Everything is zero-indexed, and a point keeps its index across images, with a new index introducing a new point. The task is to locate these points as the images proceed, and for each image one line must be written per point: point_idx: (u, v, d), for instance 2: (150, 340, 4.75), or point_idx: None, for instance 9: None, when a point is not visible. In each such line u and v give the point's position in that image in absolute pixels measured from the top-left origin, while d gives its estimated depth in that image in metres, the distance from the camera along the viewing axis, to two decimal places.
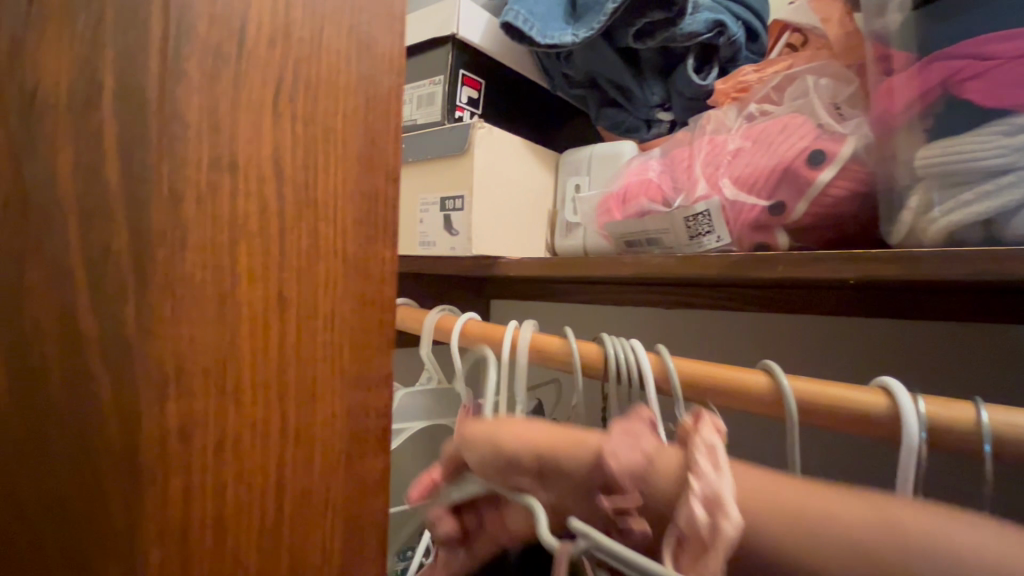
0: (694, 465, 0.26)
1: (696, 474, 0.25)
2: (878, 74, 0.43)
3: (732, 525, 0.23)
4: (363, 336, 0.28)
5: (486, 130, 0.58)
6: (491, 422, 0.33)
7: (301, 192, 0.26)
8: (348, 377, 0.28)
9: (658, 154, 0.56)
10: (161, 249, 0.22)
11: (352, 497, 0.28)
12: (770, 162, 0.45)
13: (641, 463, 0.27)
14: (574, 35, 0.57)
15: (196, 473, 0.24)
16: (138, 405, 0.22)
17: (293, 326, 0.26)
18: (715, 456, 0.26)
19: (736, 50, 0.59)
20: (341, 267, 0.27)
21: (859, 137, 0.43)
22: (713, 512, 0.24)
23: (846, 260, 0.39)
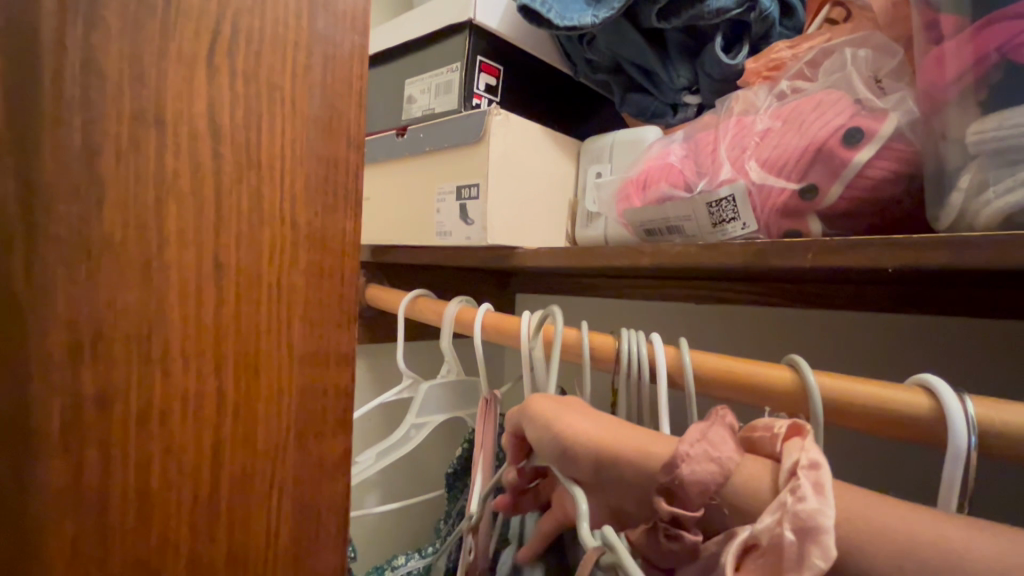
0: (795, 487, 0.24)
1: (795, 495, 0.24)
2: (925, 43, 0.39)
3: (824, 556, 0.23)
4: (312, 310, 0.30)
5: (503, 117, 0.57)
6: (555, 406, 0.35)
7: (244, 155, 0.27)
8: (298, 351, 0.30)
9: (681, 137, 0.53)
10: (78, 211, 0.24)
11: (298, 465, 0.30)
12: (800, 143, 0.42)
13: (716, 475, 0.27)
14: (594, 16, 0.55)
15: (122, 437, 0.25)
16: (60, 369, 0.23)
17: (231, 298, 0.27)
18: (816, 479, 0.24)
19: (769, 27, 0.55)
20: (288, 244, 0.29)
21: (903, 112, 0.40)
22: (803, 538, 0.23)
23: (884, 246, 0.36)
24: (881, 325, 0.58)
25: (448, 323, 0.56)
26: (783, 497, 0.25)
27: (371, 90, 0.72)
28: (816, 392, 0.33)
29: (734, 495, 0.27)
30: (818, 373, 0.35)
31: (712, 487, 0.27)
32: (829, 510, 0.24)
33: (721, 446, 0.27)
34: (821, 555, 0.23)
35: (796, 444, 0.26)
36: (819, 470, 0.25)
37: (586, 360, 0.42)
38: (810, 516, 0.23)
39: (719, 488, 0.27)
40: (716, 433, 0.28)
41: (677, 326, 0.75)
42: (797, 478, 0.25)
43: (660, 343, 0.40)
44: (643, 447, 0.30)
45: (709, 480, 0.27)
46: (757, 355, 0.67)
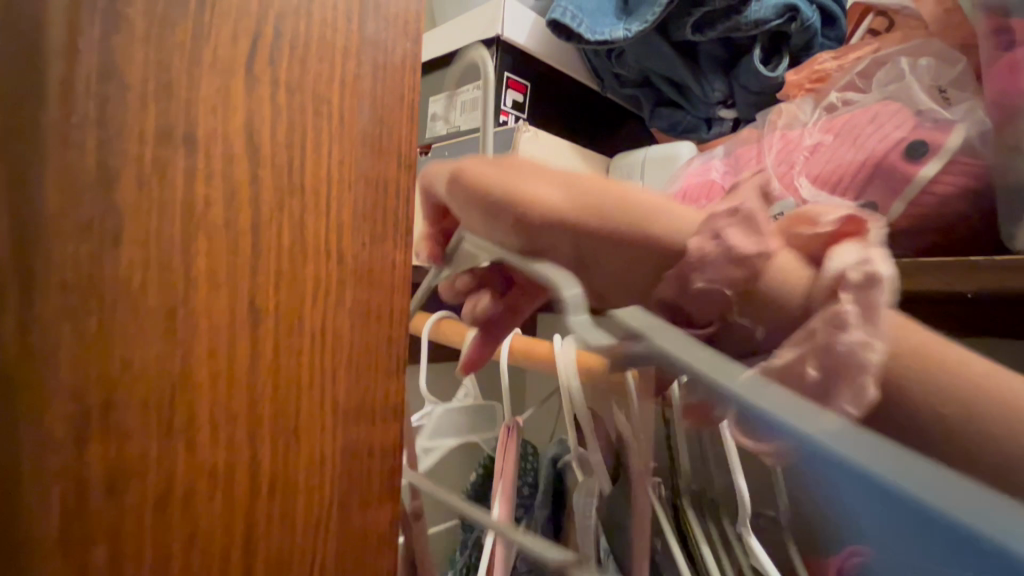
0: (834, 311, 0.19)
1: (831, 321, 0.19)
2: (993, 50, 0.36)
3: (856, 400, 0.18)
4: (361, 375, 0.21)
5: (532, 133, 0.55)
6: (496, 168, 0.23)
7: (283, 171, 0.19)
8: (351, 410, 0.21)
9: (720, 153, 0.51)
10: (63, 232, 0.15)
11: (346, 569, 0.21)
12: (857, 157, 0.39)
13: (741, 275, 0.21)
14: (626, 30, 0.54)
15: (116, 544, 0.16)
16: (27, 448, 0.15)
17: (269, 338, 0.19)
18: (870, 302, 0.19)
19: (811, 37, 0.52)
20: (335, 272, 0.20)
21: (972, 124, 0.37)
22: (832, 376, 0.18)
23: (957, 268, 0.33)
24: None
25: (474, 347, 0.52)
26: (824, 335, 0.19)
27: None
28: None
29: (761, 305, 0.21)
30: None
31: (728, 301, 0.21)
32: (876, 342, 0.18)
33: (744, 238, 0.21)
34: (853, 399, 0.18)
35: (850, 248, 0.20)
36: (879, 283, 0.19)
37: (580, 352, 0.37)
38: (847, 351, 0.18)
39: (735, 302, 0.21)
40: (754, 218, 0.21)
41: None
42: (843, 296, 0.19)
43: None
44: (643, 221, 0.22)
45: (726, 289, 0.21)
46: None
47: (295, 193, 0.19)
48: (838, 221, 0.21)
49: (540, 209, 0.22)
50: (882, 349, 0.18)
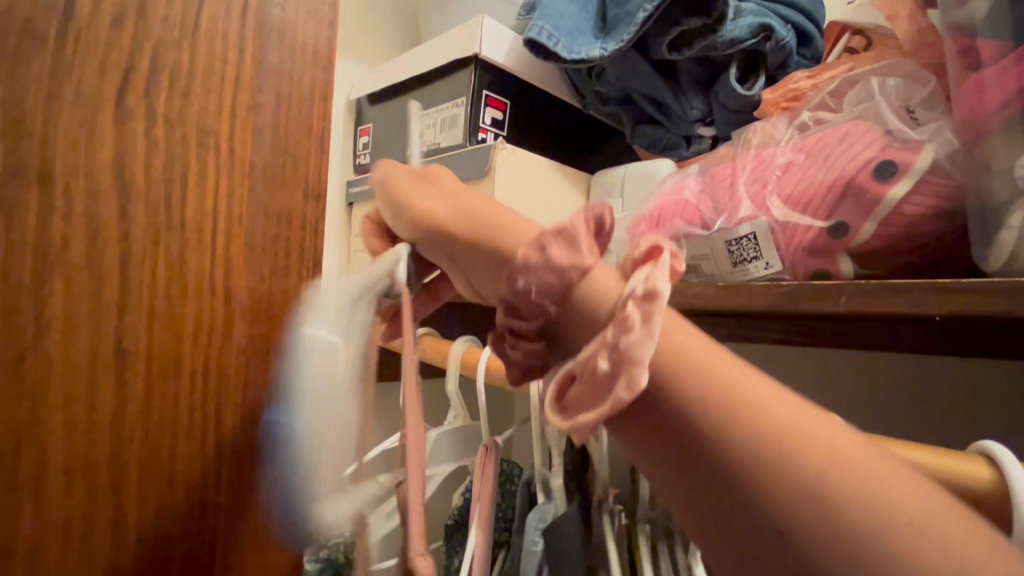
0: (625, 319, 0.23)
1: (624, 326, 0.23)
2: (962, 69, 0.36)
3: (628, 387, 0.22)
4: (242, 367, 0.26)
5: (510, 150, 0.55)
6: (409, 180, 0.32)
7: (159, 217, 0.24)
8: (210, 429, 0.25)
9: (696, 171, 0.50)
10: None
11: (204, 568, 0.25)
12: (827, 177, 0.39)
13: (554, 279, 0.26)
14: (603, 49, 0.54)
15: None
16: None
17: (132, 369, 0.23)
18: (647, 311, 0.23)
19: (786, 56, 0.53)
20: (205, 310, 0.25)
21: (941, 144, 0.37)
22: (623, 364, 0.22)
23: (930, 290, 0.32)
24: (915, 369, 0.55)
25: (450, 367, 0.51)
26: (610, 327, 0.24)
27: (379, 124, 0.72)
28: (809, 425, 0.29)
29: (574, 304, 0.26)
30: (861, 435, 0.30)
31: (556, 296, 0.26)
32: (651, 342, 0.22)
33: (563, 252, 0.26)
34: (628, 385, 0.22)
35: (646, 270, 0.25)
36: (655, 296, 0.24)
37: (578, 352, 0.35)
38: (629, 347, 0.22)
39: (563, 299, 0.26)
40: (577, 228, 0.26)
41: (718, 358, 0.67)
42: (629, 309, 0.24)
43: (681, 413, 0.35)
44: (504, 227, 0.29)
45: (547, 283, 0.26)
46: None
47: (186, 237, 0.24)
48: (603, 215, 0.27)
49: (435, 220, 0.30)
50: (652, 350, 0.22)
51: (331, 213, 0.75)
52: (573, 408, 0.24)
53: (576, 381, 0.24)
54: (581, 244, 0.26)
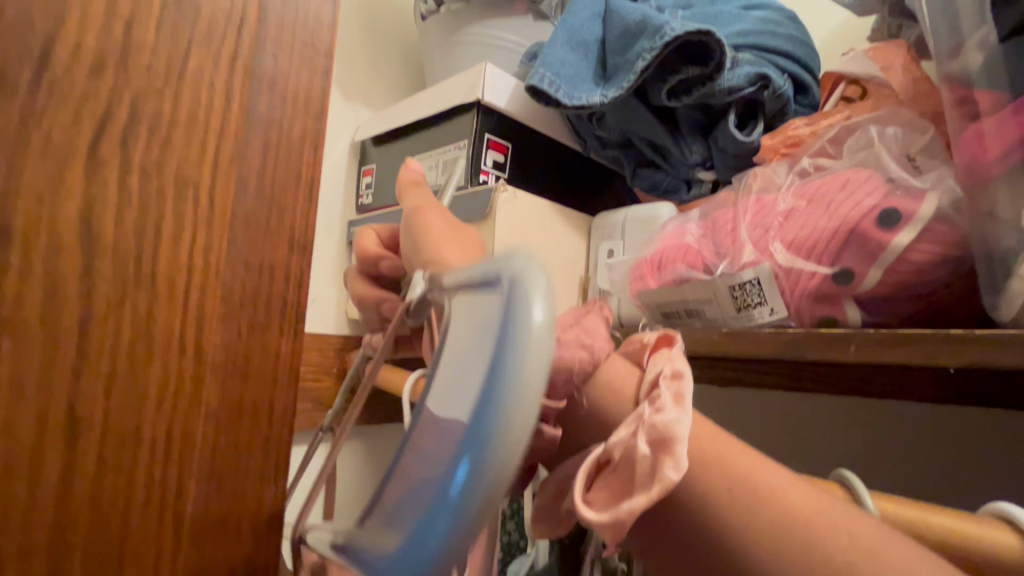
0: (656, 399, 0.23)
1: (655, 406, 0.22)
2: (960, 119, 0.36)
3: (676, 468, 0.21)
4: (219, 423, 0.22)
5: (510, 194, 0.56)
6: (439, 227, 0.30)
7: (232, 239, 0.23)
8: (224, 471, 0.22)
9: (697, 216, 0.50)
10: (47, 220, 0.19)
11: None
12: (830, 223, 0.38)
13: (584, 361, 0.24)
14: (603, 95, 0.55)
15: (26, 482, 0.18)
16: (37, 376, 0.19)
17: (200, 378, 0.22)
18: (677, 389, 0.23)
19: (783, 104, 0.54)
20: (271, 348, 0.24)
21: (945, 191, 0.36)
22: (658, 450, 0.21)
23: (943, 339, 0.31)
24: (915, 419, 0.54)
25: None
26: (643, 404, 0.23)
27: (382, 165, 0.73)
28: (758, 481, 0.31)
29: (596, 392, 0.25)
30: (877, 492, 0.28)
31: (579, 376, 0.24)
32: (686, 420, 0.22)
33: (594, 334, 0.25)
34: (674, 468, 0.21)
35: (664, 353, 0.25)
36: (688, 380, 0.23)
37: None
38: (666, 427, 0.22)
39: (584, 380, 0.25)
40: (592, 320, 0.26)
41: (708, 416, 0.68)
42: (658, 388, 0.23)
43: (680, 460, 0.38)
44: None
45: (575, 365, 0.24)
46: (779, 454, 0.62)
47: (154, 285, 0.21)
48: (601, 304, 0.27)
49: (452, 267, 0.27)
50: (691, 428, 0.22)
51: (332, 253, 0.75)
52: (604, 501, 0.21)
53: (611, 468, 0.22)
54: (602, 328, 0.26)
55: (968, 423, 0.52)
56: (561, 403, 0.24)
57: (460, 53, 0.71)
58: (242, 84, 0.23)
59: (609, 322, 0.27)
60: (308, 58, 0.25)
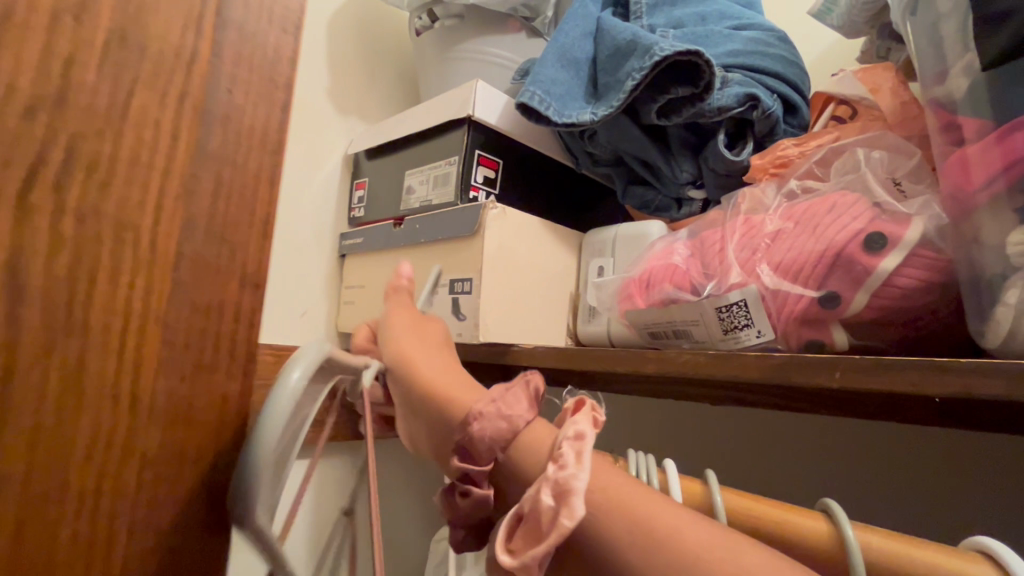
0: (560, 457, 0.27)
1: (559, 464, 0.27)
2: (946, 144, 0.36)
3: (571, 517, 0.25)
4: (161, 460, 0.21)
5: (500, 211, 0.56)
6: (406, 331, 0.38)
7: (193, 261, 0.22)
8: (164, 510, 0.21)
9: (686, 235, 0.50)
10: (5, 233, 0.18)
11: None
12: (816, 247, 0.38)
13: (506, 432, 0.30)
14: (594, 113, 0.55)
15: None
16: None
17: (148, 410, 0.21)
18: (579, 448, 0.27)
19: (773, 124, 0.54)
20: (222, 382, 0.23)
21: (930, 216, 0.36)
22: (559, 502, 0.25)
23: (929, 369, 0.30)
24: (902, 445, 0.54)
25: None
26: (549, 463, 0.27)
27: (375, 179, 0.73)
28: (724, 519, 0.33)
29: (518, 456, 0.30)
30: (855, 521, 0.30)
31: (502, 441, 0.30)
32: (583, 475, 0.26)
33: (512, 406, 0.31)
34: (569, 516, 0.25)
35: (578, 416, 0.30)
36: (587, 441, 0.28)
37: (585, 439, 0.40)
38: (566, 481, 0.26)
39: (507, 446, 0.30)
40: (513, 396, 0.32)
41: (697, 434, 0.67)
42: (563, 448, 0.28)
43: (669, 461, 0.38)
44: (458, 387, 0.34)
45: (496, 436, 0.30)
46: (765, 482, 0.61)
47: (100, 315, 0.20)
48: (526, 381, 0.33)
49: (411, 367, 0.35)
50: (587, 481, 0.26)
51: (324, 266, 0.75)
52: (520, 548, 0.26)
53: (522, 520, 0.27)
54: (524, 400, 0.32)
55: (955, 449, 0.51)
56: (487, 465, 0.30)
57: (455, 69, 0.71)
58: (193, 122, 0.22)
59: (532, 395, 0.32)
60: (267, 93, 0.25)
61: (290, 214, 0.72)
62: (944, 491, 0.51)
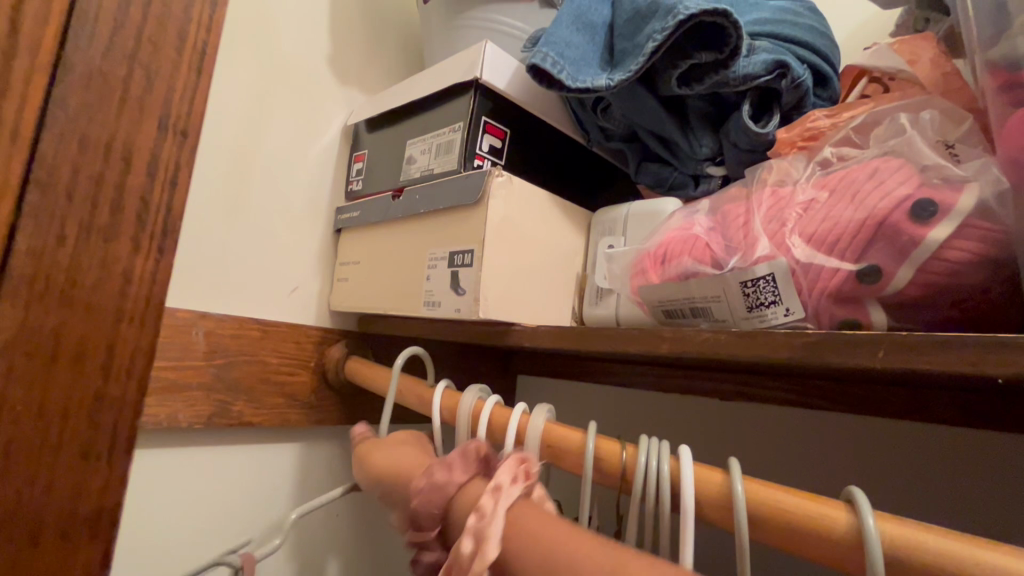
0: (479, 508, 0.32)
1: (478, 516, 0.32)
2: (1004, 106, 0.33)
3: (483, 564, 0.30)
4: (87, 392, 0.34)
5: (505, 179, 0.52)
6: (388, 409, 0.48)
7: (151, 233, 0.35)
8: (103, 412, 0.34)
9: (706, 209, 0.46)
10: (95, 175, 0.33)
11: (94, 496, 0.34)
12: (856, 215, 0.35)
13: (441, 493, 0.35)
14: (609, 79, 0.51)
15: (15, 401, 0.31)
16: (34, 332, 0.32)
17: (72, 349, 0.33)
18: (494, 501, 0.32)
19: (802, 95, 0.51)
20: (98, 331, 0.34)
21: (989, 182, 0.32)
22: (476, 548, 0.31)
23: (989, 345, 0.27)
24: (925, 451, 0.52)
25: (432, 413, 0.50)
26: (470, 517, 0.32)
27: (373, 152, 0.69)
28: (744, 515, 0.29)
29: (454, 516, 0.35)
30: (887, 514, 0.27)
31: (439, 507, 0.35)
32: (495, 524, 0.31)
33: (447, 471, 0.36)
34: (481, 563, 0.30)
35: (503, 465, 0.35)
36: (499, 497, 0.32)
37: (511, 423, 0.42)
38: (482, 531, 0.31)
39: (445, 509, 0.36)
40: (456, 460, 0.36)
41: (707, 426, 0.66)
42: (482, 504, 0.32)
43: (683, 446, 0.34)
44: None
45: (433, 503, 0.35)
46: (777, 478, 0.60)
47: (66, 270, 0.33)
48: (464, 445, 0.37)
49: None
50: (498, 530, 0.31)
51: (321, 240, 0.72)
52: None
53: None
54: (456, 465, 0.36)
55: (977, 448, 0.50)
56: (432, 532, 0.36)
57: (462, 37, 0.68)
58: None
59: (470, 458, 0.37)
60: None
61: (283, 184, 0.68)
62: (962, 491, 0.50)
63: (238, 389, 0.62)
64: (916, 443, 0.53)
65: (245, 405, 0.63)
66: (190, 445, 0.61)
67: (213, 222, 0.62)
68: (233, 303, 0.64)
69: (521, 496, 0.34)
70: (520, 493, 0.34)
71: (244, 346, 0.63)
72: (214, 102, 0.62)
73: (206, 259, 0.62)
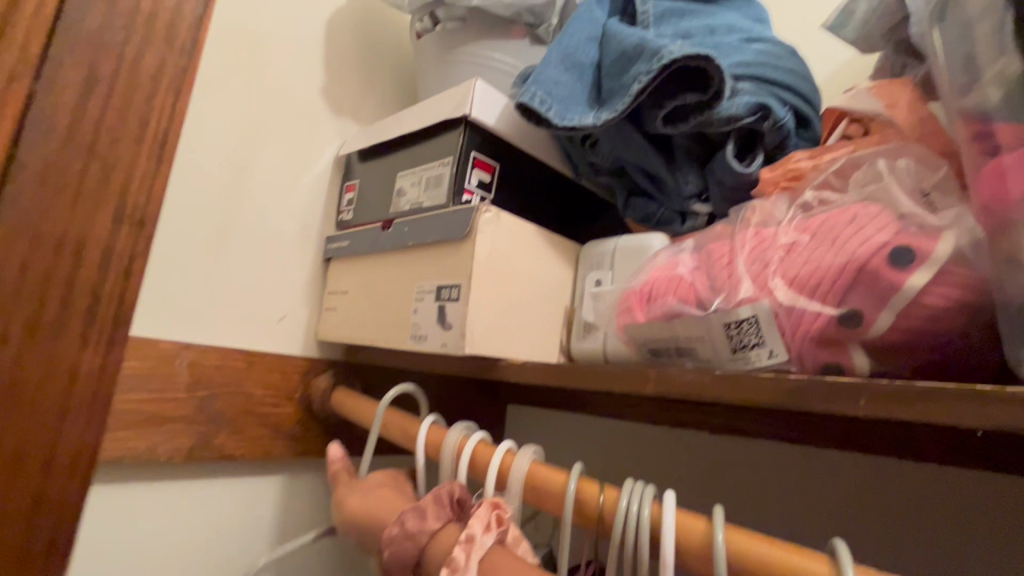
0: (451, 562, 0.32)
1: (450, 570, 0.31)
2: (977, 155, 0.33)
3: None
4: None
5: (493, 215, 0.52)
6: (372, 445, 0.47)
7: None
8: None
9: (691, 247, 0.47)
10: None
11: None
12: (836, 260, 0.35)
13: (420, 538, 0.35)
14: (596, 118, 0.52)
15: None
16: None
17: None
18: (466, 554, 0.32)
19: (784, 136, 0.52)
20: None
21: (965, 229, 0.33)
22: None
23: (969, 397, 0.27)
24: (913, 490, 0.52)
25: (416, 450, 0.49)
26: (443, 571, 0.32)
27: (364, 182, 0.70)
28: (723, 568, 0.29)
29: (433, 559, 0.34)
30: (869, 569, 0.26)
31: (413, 554, 0.35)
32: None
33: (424, 517, 0.35)
34: None
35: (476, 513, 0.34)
36: (470, 549, 0.32)
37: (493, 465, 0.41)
38: None
39: (420, 557, 0.35)
40: (432, 505, 0.36)
41: (696, 461, 0.65)
42: (454, 557, 0.32)
43: (666, 491, 0.34)
44: None
45: (407, 551, 0.35)
46: (767, 515, 0.59)
47: None
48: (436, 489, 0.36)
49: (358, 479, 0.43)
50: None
51: (310, 269, 0.72)
52: None
53: None
54: (429, 512, 0.36)
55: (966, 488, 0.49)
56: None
57: (454, 72, 0.69)
58: None
59: (446, 503, 0.36)
60: None
61: (272, 214, 0.68)
62: (953, 532, 0.49)
63: (221, 421, 0.61)
64: (904, 480, 0.52)
65: (228, 437, 0.62)
66: (169, 478, 0.60)
67: (199, 253, 0.62)
68: (218, 333, 0.63)
69: (495, 546, 0.33)
70: (494, 543, 0.33)
71: (228, 376, 0.62)
72: (207, 133, 0.63)
73: (191, 290, 0.61)
